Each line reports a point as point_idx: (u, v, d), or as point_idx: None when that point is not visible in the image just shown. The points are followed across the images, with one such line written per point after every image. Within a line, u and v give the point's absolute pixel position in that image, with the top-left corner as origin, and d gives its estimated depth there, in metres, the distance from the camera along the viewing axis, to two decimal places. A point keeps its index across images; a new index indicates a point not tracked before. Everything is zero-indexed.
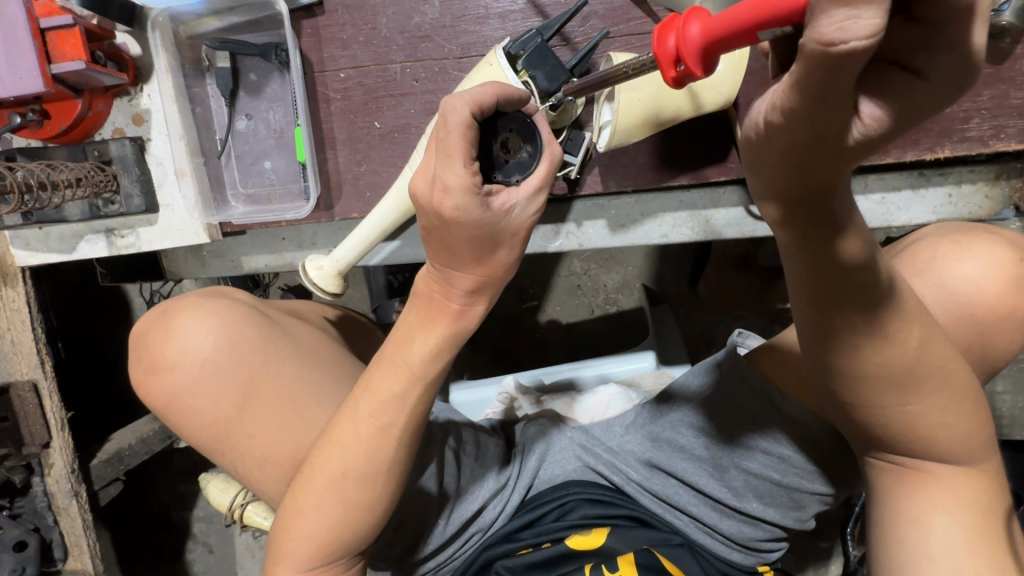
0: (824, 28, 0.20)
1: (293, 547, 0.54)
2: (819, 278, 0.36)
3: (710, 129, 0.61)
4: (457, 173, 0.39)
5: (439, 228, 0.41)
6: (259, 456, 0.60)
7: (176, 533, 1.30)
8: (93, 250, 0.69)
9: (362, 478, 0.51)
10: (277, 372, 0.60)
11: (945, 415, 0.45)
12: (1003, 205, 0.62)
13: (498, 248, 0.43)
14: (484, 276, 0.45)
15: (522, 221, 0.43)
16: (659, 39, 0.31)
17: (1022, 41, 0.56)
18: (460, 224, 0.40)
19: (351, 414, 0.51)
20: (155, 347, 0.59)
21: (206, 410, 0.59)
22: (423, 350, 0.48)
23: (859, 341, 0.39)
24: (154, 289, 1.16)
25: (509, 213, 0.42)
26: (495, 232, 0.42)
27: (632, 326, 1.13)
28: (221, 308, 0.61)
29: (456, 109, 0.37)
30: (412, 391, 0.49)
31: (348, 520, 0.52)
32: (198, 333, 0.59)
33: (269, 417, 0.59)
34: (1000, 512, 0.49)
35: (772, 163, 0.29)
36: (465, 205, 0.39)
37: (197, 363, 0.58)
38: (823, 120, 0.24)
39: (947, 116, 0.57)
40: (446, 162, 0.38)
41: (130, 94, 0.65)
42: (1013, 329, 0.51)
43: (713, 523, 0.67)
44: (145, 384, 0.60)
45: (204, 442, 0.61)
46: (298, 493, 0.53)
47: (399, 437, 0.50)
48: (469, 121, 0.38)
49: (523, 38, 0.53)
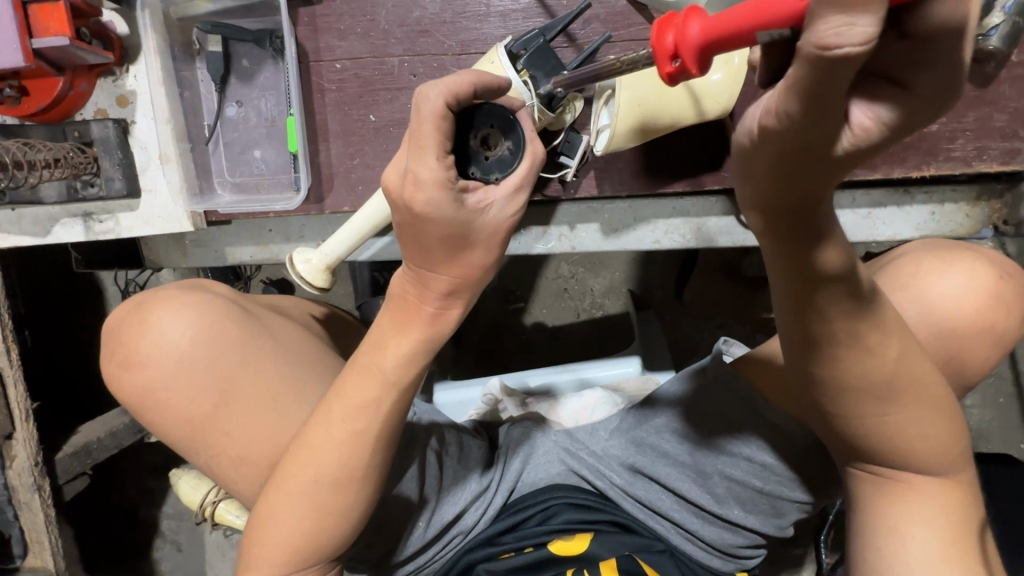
0: (820, 33, 0.20)
1: (265, 554, 0.52)
2: (800, 290, 0.37)
3: (706, 137, 0.61)
4: (430, 167, 0.38)
5: (412, 223, 0.41)
6: (235, 456, 0.58)
7: (144, 530, 1.27)
8: (69, 234, 0.65)
9: (334, 485, 0.50)
10: (256, 368, 0.58)
11: (925, 426, 0.46)
12: (982, 225, 0.64)
13: (474, 249, 0.43)
14: (459, 277, 0.44)
15: (500, 221, 0.43)
16: (657, 34, 0.31)
17: (1007, 65, 0.56)
18: (433, 221, 0.40)
19: (326, 417, 0.49)
20: (128, 341, 0.57)
21: (181, 408, 0.57)
22: (400, 354, 0.47)
23: (842, 352, 0.40)
24: (129, 278, 1.13)
25: (486, 210, 0.42)
26: (474, 233, 0.42)
27: (618, 331, 1.13)
28: (200, 301, 0.59)
29: (432, 100, 0.37)
30: (385, 397, 0.48)
31: (323, 526, 0.51)
32: (175, 326, 0.57)
33: (246, 417, 0.58)
34: (973, 525, 0.50)
35: (760, 170, 0.29)
36: (438, 200, 0.39)
37: (173, 357, 0.57)
38: (813, 127, 0.25)
39: (934, 135, 0.58)
40: (419, 156, 0.38)
41: (115, 75, 0.63)
42: (989, 345, 0.52)
43: (694, 530, 0.67)
44: (117, 379, 0.58)
45: (179, 441, 0.59)
46: (272, 495, 0.51)
47: (372, 441, 0.49)
48: (444, 112, 0.37)
49: (525, 37, 0.53)
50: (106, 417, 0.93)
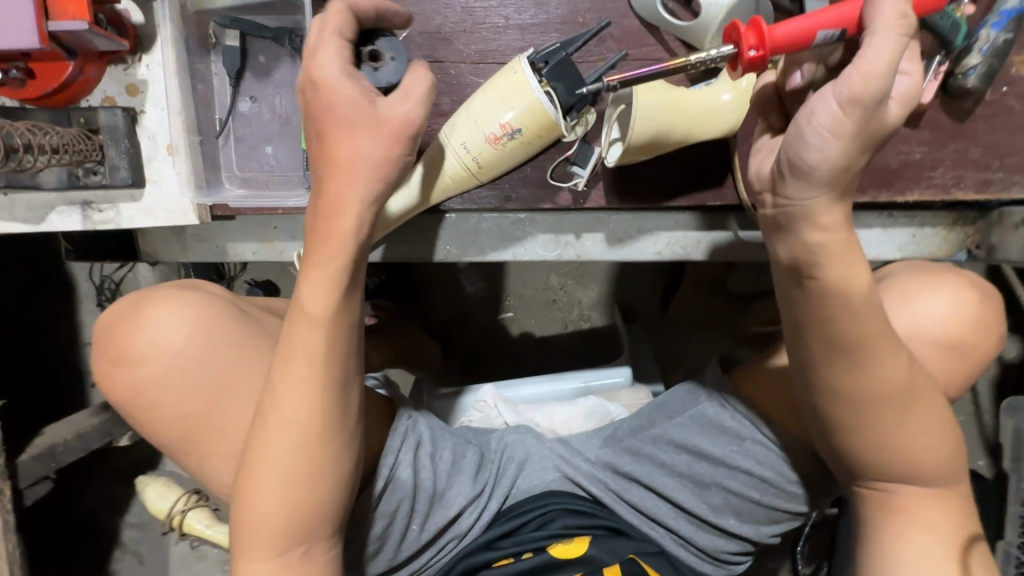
0: (894, 29, 0.38)
1: (254, 530, 0.52)
2: (841, 306, 0.46)
3: (710, 155, 0.64)
4: (331, 46, 0.44)
5: (313, 102, 0.45)
6: (228, 458, 0.57)
7: (103, 541, 1.20)
8: (64, 223, 0.63)
9: (303, 440, 0.50)
10: (250, 370, 0.57)
11: (931, 435, 0.52)
12: (957, 248, 0.69)
13: (366, 137, 0.45)
14: (358, 164, 0.45)
15: (395, 118, 0.45)
16: (741, 32, 0.43)
17: (983, 103, 0.62)
18: (332, 95, 0.44)
19: (286, 371, 0.50)
20: (122, 339, 0.56)
21: (173, 407, 0.55)
22: (315, 293, 0.48)
23: (872, 359, 0.48)
24: (105, 273, 1.09)
25: (379, 105, 0.45)
26: (365, 123, 0.45)
27: (606, 342, 1.15)
28: (197, 300, 0.58)
29: (338, 3, 0.44)
30: (325, 339, 0.49)
31: (306, 488, 0.51)
32: (168, 323, 0.55)
33: (239, 417, 0.56)
34: (961, 530, 0.54)
35: (856, 140, 0.40)
36: (333, 73, 0.44)
37: (169, 357, 0.55)
38: (857, 122, 0.39)
39: (917, 164, 0.62)
40: (324, 41, 0.44)
41: (126, 63, 0.62)
42: (972, 364, 0.57)
43: (689, 537, 0.69)
44: (109, 378, 0.57)
45: (171, 443, 0.57)
46: (252, 474, 0.51)
47: (317, 392, 0.50)
48: (348, 14, 0.45)
49: (547, 51, 0.55)
50: (74, 419, 0.88)
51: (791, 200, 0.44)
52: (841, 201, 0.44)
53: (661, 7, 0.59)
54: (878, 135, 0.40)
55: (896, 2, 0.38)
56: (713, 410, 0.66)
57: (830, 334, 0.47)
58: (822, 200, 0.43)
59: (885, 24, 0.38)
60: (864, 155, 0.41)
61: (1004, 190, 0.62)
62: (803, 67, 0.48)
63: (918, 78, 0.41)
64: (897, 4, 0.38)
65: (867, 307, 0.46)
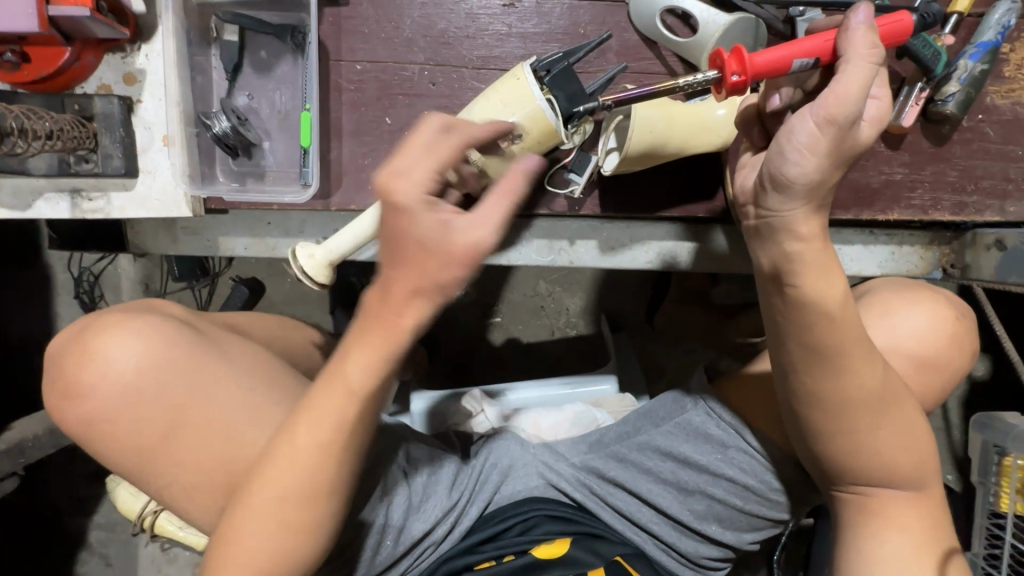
0: (866, 56, 0.40)
1: (228, 573, 0.51)
2: (820, 313, 0.48)
3: (703, 168, 0.66)
4: (415, 181, 0.41)
5: (397, 238, 0.41)
6: (189, 483, 0.56)
7: (67, 542, 1.16)
8: (52, 210, 0.62)
9: (302, 503, 0.50)
10: (208, 399, 0.56)
11: (906, 442, 0.53)
12: (933, 266, 0.71)
13: (433, 263, 0.40)
14: (414, 280, 0.41)
15: (465, 242, 0.39)
16: (727, 58, 0.44)
17: (960, 129, 0.65)
18: (416, 233, 0.40)
19: (282, 444, 0.49)
20: (71, 369, 0.54)
21: (127, 437, 0.54)
22: (362, 370, 0.46)
23: (850, 363, 0.49)
24: (84, 265, 1.06)
25: (455, 225, 0.40)
26: (436, 253, 0.40)
27: (591, 350, 1.16)
28: (150, 326, 0.56)
29: (432, 122, 0.44)
30: (348, 413, 0.48)
31: (290, 544, 0.51)
32: (119, 353, 0.53)
33: (199, 447, 0.55)
34: (936, 537, 0.55)
35: (828, 159, 0.42)
36: (414, 205, 0.40)
37: (119, 387, 0.53)
38: (831, 141, 0.41)
39: (897, 184, 0.65)
40: (422, 163, 0.42)
41: (125, 51, 0.61)
42: (946, 377, 0.59)
43: (671, 541, 0.70)
44: (58, 409, 0.55)
45: (128, 472, 0.56)
46: (238, 521, 0.51)
47: (323, 465, 0.49)
48: (458, 141, 0.43)
49: (549, 59, 0.57)
50: (44, 414, 0.85)
51: (773, 212, 0.46)
52: (817, 212, 0.46)
53: (660, 23, 0.61)
54: (852, 153, 0.42)
55: (867, 33, 0.40)
56: (699, 418, 0.67)
57: (811, 342, 0.49)
58: (799, 211, 0.45)
59: (858, 53, 0.40)
60: (838, 171, 0.43)
61: (978, 213, 0.65)
62: (782, 90, 0.50)
63: (888, 102, 0.43)
64: (867, 35, 0.40)
65: (843, 316, 0.48)
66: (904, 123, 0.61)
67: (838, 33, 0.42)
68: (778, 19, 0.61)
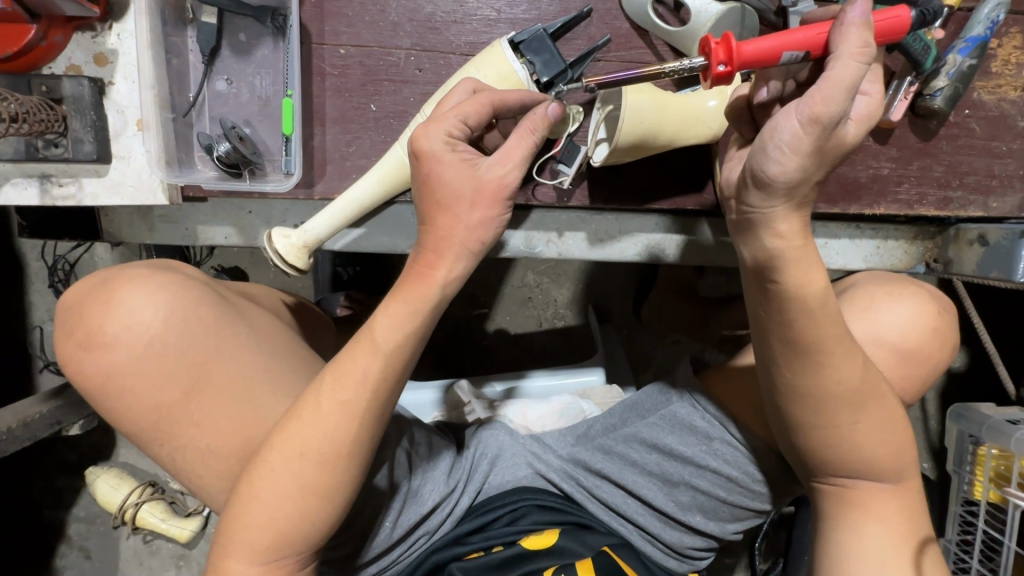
0: (856, 54, 0.38)
1: (246, 537, 0.51)
2: (807, 310, 0.47)
3: (692, 162, 0.66)
4: (450, 123, 0.47)
5: (433, 188, 0.47)
6: (204, 449, 0.54)
7: (46, 536, 1.13)
8: (19, 196, 0.59)
9: (321, 462, 0.50)
10: (232, 357, 0.55)
11: (887, 435, 0.54)
12: (917, 261, 0.72)
13: (463, 205, 0.47)
14: (445, 232, 0.48)
15: (491, 181, 0.46)
16: (716, 45, 0.43)
17: (946, 124, 0.65)
18: (450, 182, 0.47)
19: (311, 406, 0.50)
20: (92, 319, 0.52)
21: (146, 394, 0.52)
22: (390, 325, 0.49)
23: (833, 360, 0.49)
24: (59, 253, 1.03)
25: (479, 167, 0.47)
26: (465, 196, 0.47)
27: (578, 341, 1.16)
28: (174, 282, 0.55)
29: (461, 90, 0.51)
30: (375, 367, 0.49)
31: (310, 505, 0.51)
32: (145, 306, 0.52)
33: (219, 409, 0.54)
34: (914, 526, 0.57)
35: (810, 160, 0.41)
36: (451, 159, 0.47)
37: (142, 341, 0.52)
38: (815, 143, 0.40)
39: (884, 179, 0.65)
40: (449, 119, 0.47)
41: (95, 30, 0.59)
42: (928, 369, 0.59)
43: (657, 533, 0.71)
44: (75, 362, 0.53)
45: (140, 434, 0.54)
46: (257, 483, 0.50)
47: (342, 422, 0.50)
48: (473, 91, 0.51)
49: (528, 30, 0.58)
50: (18, 406, 0.82)
51: (754, 208, 0.46)
52: (797, 211, 0.45)
53: (651, 11, 0.60)
54: (837, 152, 0.42)
55: (861, 31, 0.39)
56: (686, 410, 0.67)
57: (798, 338, 0.49)
58: (780, 209, 0.45)
59: (848, 50, 0.39)
60: (822, 169, 0.43)
61: (962, 208, 0.66)
62: (770, 84, 0.48)
63: (878, 99, 0.42)
64: (861, 31, 0.39)
65: (823, 308, 0.48)
66: (893, 117, 0.62)
67: (832, 27, 0.41)
68: (770, 10, 0.60)
